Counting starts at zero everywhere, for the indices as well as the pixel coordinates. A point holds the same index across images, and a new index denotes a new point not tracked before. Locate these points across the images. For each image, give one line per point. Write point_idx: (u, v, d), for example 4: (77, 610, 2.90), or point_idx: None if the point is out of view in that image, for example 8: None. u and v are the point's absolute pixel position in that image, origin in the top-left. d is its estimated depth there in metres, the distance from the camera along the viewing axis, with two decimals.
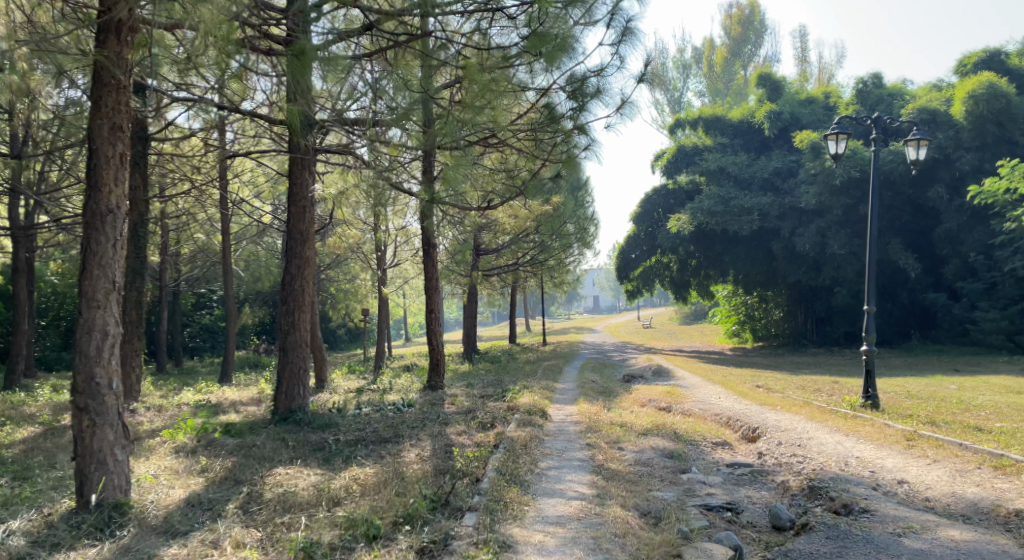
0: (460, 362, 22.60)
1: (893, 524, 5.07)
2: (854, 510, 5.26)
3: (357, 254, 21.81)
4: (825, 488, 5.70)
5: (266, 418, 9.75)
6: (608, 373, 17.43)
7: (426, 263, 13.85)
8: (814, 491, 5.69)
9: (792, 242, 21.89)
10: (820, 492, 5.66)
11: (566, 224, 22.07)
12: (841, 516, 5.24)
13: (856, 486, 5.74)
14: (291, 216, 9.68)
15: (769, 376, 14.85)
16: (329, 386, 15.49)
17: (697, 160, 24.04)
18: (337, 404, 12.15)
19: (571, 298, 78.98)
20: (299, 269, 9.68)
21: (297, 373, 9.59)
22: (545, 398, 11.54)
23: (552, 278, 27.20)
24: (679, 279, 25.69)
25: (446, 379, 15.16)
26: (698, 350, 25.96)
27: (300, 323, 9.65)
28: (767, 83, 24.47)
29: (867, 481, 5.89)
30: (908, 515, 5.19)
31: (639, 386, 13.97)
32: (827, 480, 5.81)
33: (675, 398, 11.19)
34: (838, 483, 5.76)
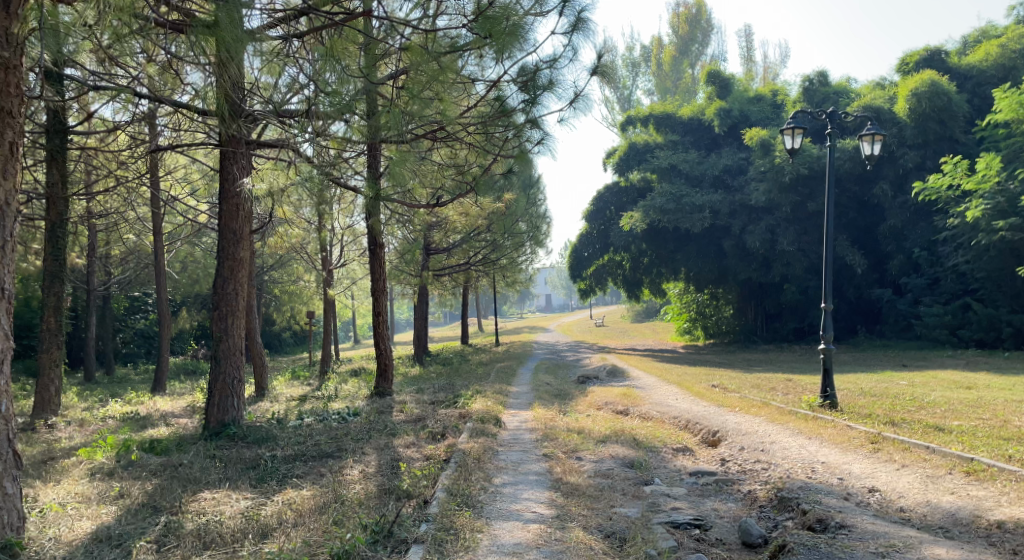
0: (410, 365, 22.07)
1: (873, 540, 4.77)
2: (831, 527, 4.94)
3: (302, 255, 21.10)
4: (797, 500, 5.41)
5: (198, 433, 9.13)
6: (562, 375, 17.09)
7: (373, 264, 13.29)
8: (785, 504, 5.41)
9: (743, 239, 21.88)
10: (792, 506, 5.38)
11: (517, 223, 21.70)
12: (818, 535, 4.91)
13: (826, 497, 5.46)
14: (223, 215, 9.13)
15: (724, 374, 14.70)
16: (271, 394, 14.84)
17: (648, 158, 23.89)
18: (278, 415, 11.55)
19: (523, 297, 78.82)
20: (232, 271, 9.11)
21: (232, 384, 9.03)
22: (497, 403, 11.13)
23: (504, 277, 26.82)
24: (631, 277, 25.57)
25: (395, 384, 14.63)
26: (650, 348, 25.85)
27: (234, 329, 9.10)
28: (716, 80, 24.43)
29: (838, 490, 5.61)
30: (888, 531, 4.89)
31: (594, 388, 13.64)
32: (798, 491, 5.53)
33: (631, 401, 10.87)
34: (807, 494, 5.48)
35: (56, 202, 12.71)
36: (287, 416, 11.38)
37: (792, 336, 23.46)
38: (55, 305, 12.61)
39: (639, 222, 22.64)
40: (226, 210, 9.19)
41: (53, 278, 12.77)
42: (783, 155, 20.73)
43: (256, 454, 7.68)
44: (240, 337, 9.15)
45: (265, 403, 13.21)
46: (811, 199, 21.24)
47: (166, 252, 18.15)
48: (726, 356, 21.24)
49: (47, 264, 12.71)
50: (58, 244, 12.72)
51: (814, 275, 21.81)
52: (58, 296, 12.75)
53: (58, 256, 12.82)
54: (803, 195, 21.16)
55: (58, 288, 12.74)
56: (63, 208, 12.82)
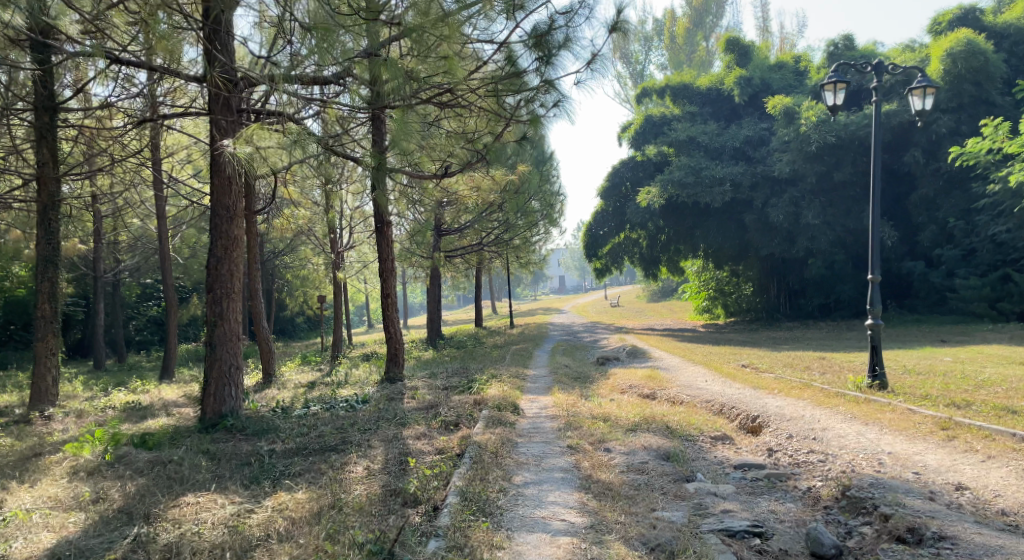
0: (423, 349, 21.43)
1: (988, 557, 4.36)
2: (930, 542, 4.52)
3: (310, 238, 20.47)
4: (873, 500, 4.99)
5: (193, 426, 8.45)
6: (580, 356, 16.39)
7: (379, 244, 12.58)
8: (858, 505, 5.01)
9: (766, 213, 21.04)
10: (867, 507, 4.98)
11: (530, 201, 20.94)
12: (914, 552, 4.50)
13: (909, 497, 4.97)
14: (215, 191, 8.43)
15: (752, 353, 13.95)
16: (279, 382, 14.24)
17: (666, 131, 22.99)
18: (283, 403, 10.92)
19: (536, 279, 78.06)
20: (226, 251, 8.40)
21: (229, 371, 8.34)
22: (515, 388, 10.43)
23: (518, 257, 26.07)
24: (649, 256, 24.77)
25: (407, 370, 13.96)
26: (669, 327, 25.06)
27: (231, 313, 8.41)
28: (735, 48, 23.42)
29: (917, 489, 5.10)
30: (998, 544, 4.44)
31: (616, 370, 12.92)
32: (872, 490, 5.10)
33: (657, 384, 10.14)
34: (886, 493, 5.02)
35: (47, 182, 12.07)
36: (292, 405, 10.74)
37: (818, 312, 22.59)
38: (49, 291, 11.99)
39: (657, 197, 21.82)
40: (218, 185, 8.49)
41: (46, 263, 12.13)
42: (808, 122, 19.71)
43: (251, 448, 7.00)
44: (237, 321, 8.46)
45: (270, 391, 12.59)
46: (838, 168, 20.20)
47: (169, 237, 17.59)
48: (750, 335, 20.45)
49: (39, 247, 12.07)
50: (50, 227, 12.07)
51: (840, 248, 20.92)
52: (52, 282, 12.13)
53: (51, 240, 12.19)
54: (829, 164, 20.16)
55: (50, 273, 12.10)
56: (55, 188, 12.18)
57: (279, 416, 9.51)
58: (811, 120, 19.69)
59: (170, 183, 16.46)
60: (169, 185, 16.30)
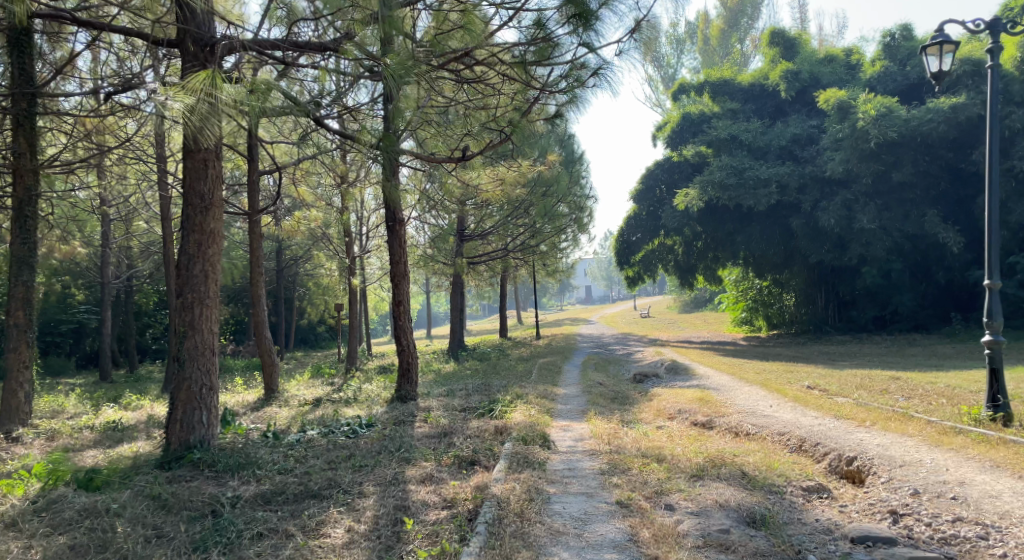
0: (444, 361, 19.99)
1: None
2: None
3: (323, 242, 19.11)
4: None
5: (155, 459, 6.97)
6: (616, 372, 14.82)
7: (391, 244, 11.16)
8: None
9: (815, 218, 19.35)
10: None
11: (557, 204, 19.43)
12: None
13: None
14: (187, 175, 7.02)
15: (812, 370, 12.32)
16: (281, 398, 12.87)
17: (705, 129, 21.43)
18: (276, 426, 9.52)
19: (562, 288, 76.39)
20: (200, 246, 6.98)
21: (199, 393, 6.86)
22: (543, 412, 8.94)
23: (544, 265, 24.56)
24: (685, 263, 23.17)
25: (422, 387, 12.49)
26: (707, 340, 23.40)
27: (204, 322, 6.97)
28: (780, 41, 21.75)
29: None
30: None
31: (659, 390, 11.35)
32: None
33: (712, 409, 8.59)
34: None
35: (23, 175, 10.73)
36: (288, 428, 9.37)
37: (872, 325, 20.81)
38: (23, 296, 10.73)
39: (695, 200, 20.23)
40: (191, 169, 7.09)
41: (20, 264, 10.85)
42: (866, 116, 17.83)
43: (213, 492, 5.61)
44: (212, 333, 7.02)
45: (269, 409, 11.20)
46: (897, 168, 18.51)
47: (174, 243, 16.36)
48: (798, 349, 18.81)
49: (14, 248, 10.80)
50: (25, 224, 10.75)
51: (897, 256, 19.20)
52: (27, 286, 10.86)
53: (27, 239, 10.90)
54: (888, 164, 18.46)
55: (27, 277, 10.84)
56: (32, 182, 10.84)
57: (266, 445, 8.11)
58: (869, 113, 17.82)
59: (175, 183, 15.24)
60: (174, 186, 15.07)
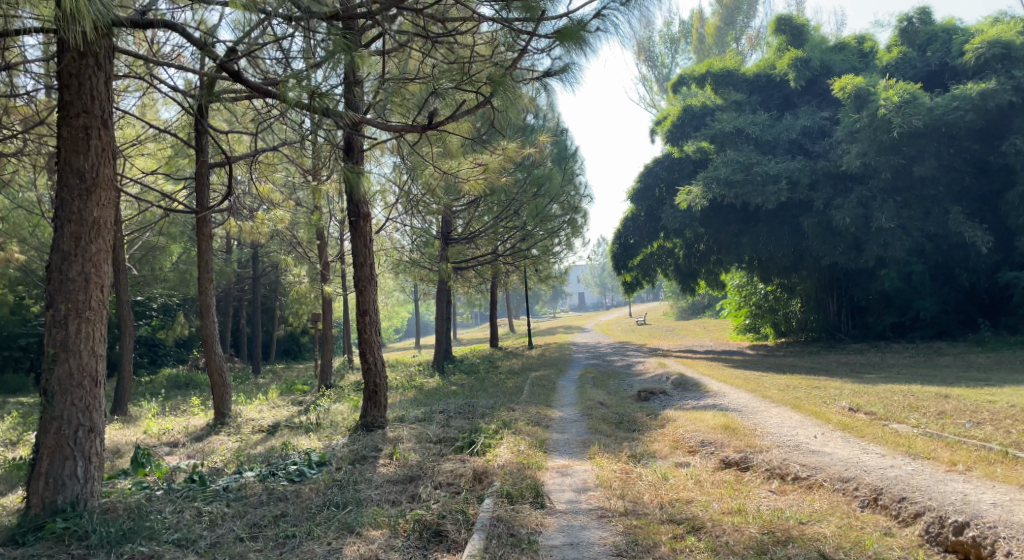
0: (429, 375, 18.27)
1: None
2: None
3: (293, 246, 17.38)
4: None
5: (13, 520, 5.68)
6: (616, 389, 13.19)
7: (354, 245, 9.53)
8: None
9: (829, 216, 17.83)
10: None
11: (549, 205, 17.75)
12: None
13: None
14: (63, 147, 5.68)
15: (843, 387, 10.65)
16: (234, 424, 11.16)
17: (708, 122, 19.94)
18: (209, 466, 7.82)
19: (555, 295, 74.81)
20: (78, 242, 5.65)
21: (72, 437, 5.57)
22: (535, 448, 7.34)
23: (535, 271, 22.91)
24: (686, 268, 21.65)
25: (396, 409, 10.82)
26: (711, 349, 21.79)
27: (84, 342, 5.65)
28: (786, 27, 20.06)
29: None
30: None
31: (669, 413, 9.73)
32: None
33: (743, 441, 7.00)
34: None
35: None
36: (226, 467, 7.69)
37: (889, 333, 19.27)
38: None
39: (698, 198, 18.76)
40: (70, 141, 5.75)
41: None
42: (888, 103, 16.31)
43: None
44: (95, 356, 5.72)
45: (214, 442, 9.50)
46: (918, 162, 16.98)
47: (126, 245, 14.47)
48: (812, 359, 17.25)
49: None
50: None
51: (918, 258, 17.63)
52: None
53: None
54: (908, 157, 16.92)
55: None
56: None
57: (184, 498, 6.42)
58: (891, 100, 16.30)
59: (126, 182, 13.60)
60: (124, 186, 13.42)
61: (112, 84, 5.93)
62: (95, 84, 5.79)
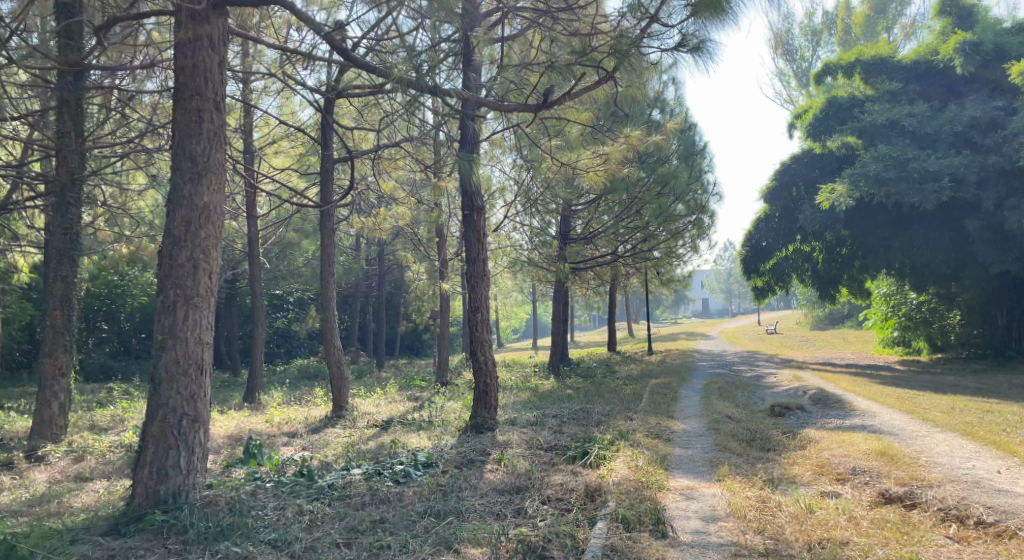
0: (545, 377, 17.76)
1: None
2: None
3: (414, 243, 17.36)
4: None
5: (118, 509, 5.55)
6: (746, 401, 12.26)
7: (468, 240, 9.18)
8: None
9: (1000, 219, 16.20)
10: None
11: (676, 203, 16.81)
12: None
13: None
14: (176, 127, 5.47)
15: (1021, 413, 10.30)
16: (349, 417, 11.07)
17: (857, 114, 18.49)
18: (318, 460, 7.46)
19: (677, 300, 72.89)
20: (188, 227, 5.42)
21: (176, 427, 5.35)
22: (657, 465, 6.68)
23: (659, 273, 21.97)
24: (825, 274, 20.10)
25: (512, 412, 10.40)
26: (853, 362, 20.19)
27: (191, 329, 5.44)
28: (952, 8, 18.29)
29: None
30: None
31: (812, 431, 8.84)
32: None
33: (908, 473, 6.23)
34: None
35: (67, 157, 9.05)
36: (334, 460, 7.46)
37: None
38: (62, 295, 9.00)
39: (842, 196, 17.41)
40: (183, 121, 5.53)
41: (63, 258, 9.11)
42: None
43: None
44: (201, 344, 5.48)
45: (329, 435, 9.37)
46: None
47: (259, 238, 14.78)
48: (976, 378, 15.57)
49: (54, 239, 9.04)
50: (67, 213, 9.05)
51: None
52: (68, 283, 9.12)
53: (70, 229, 9.15)
54: None
55: (70, 270, 9.11)
56: (78, 165, 9.15)
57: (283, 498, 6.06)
58: None
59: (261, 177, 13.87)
60: (258, 180, 13.67)
61: (224, 64, 5.68)
62: (209, 63, 5.54)
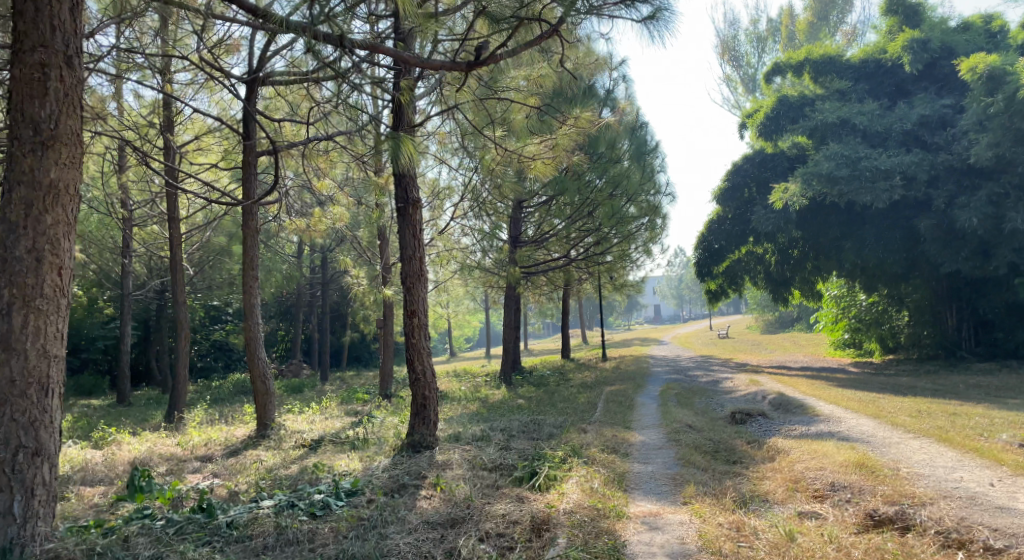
0: (495, 387, 16.85)
1: None
2: None
3: (356, 248, 16.32)
4: None
5: None
6: (705, 408, 11.56)
7: (400, 241, 8.28)
8: None
9: (951, 217, 15.89)
10: None
11: (629, 205, 16.14)
12: None
13: None
14: (17, 90, 5.23)
15: (991, 416, 9.80)
16: (275, 436, 9.98)
17: (808, 113, 18.11)
18: (222, 491, 6.47)
19: (629, 305, 72.81)
20: (27, 213, 5.20)
21: (13, 460, 5.08)
22: (614, 488, 5.86)
23: (611, 278, 21.27)
24: (778, 276, 19.70)
25: (456, 428, 9.45)
26: (808, 365, 19.75)
27: (32, 340, 5.18)
28: (898, 7, 17.89)
29: None
30: None
31: (780, 442, 8.12)
32: None
33: (893, 492, 5.50)
34: None
35: None
36: (248, 490, 6.47)
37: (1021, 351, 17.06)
38: None
39: (795, 196, 16.95)
40: (24, 84, 5.28)
41: None
42: None
43: None
44: (45, 357, 5.23)
45: (248, 458, 8.30)
46: None
47: (183, 244, 13.56)
48: (932, 379, 15.16)
49: None
50: None
51: None
52: None
53: None
54: None
55: None
56: None
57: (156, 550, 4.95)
58: None
59: (183, 176, 12.70)
60: (179, 180, 12.51)
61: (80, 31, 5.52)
62: (56, 12, 5.31)
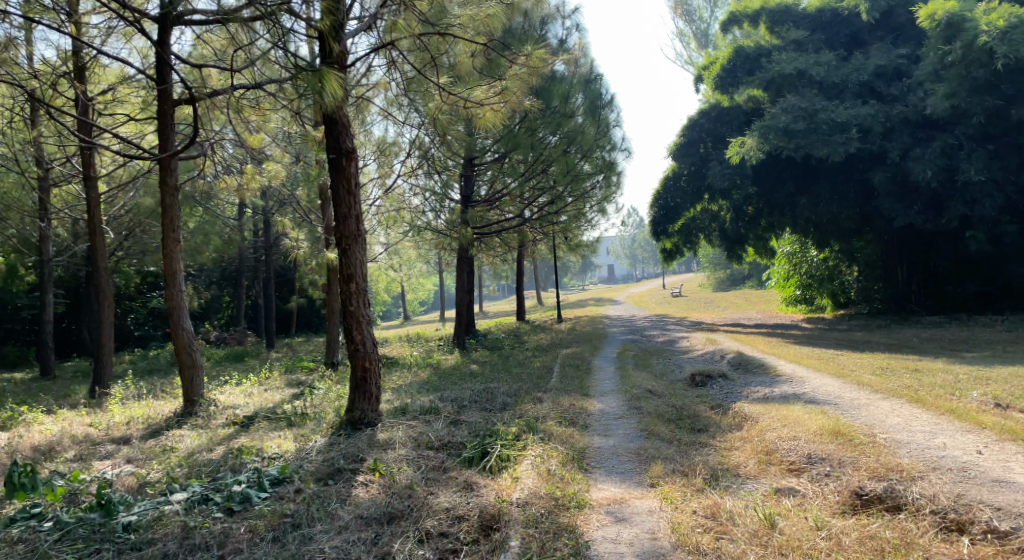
0: (448, 351, 16.20)
1: None
2: None
3: (296, 208, 15.33)
4: None
5: None
6: (664, 371, 11.08)
7: (333, 200, 7.48)
8: None
9: (905, 170, 15.55)
10: None
11: (584, 161, 15.43)
12: None
13: None
14: None
15: (955, 372, 9.53)
16: (204, 412, 9.14)
17: (764, 64, 17.59)
18: (132, 481, 5.69)
19: (583, 264, 72.71)
20: None
21: None
22: (575, 472, 5.24)
23: (565, 238, 20.64)
24: (732, 233, 19.32)
25: (403, 399, 8.75)
26: (762, 322, 19.52)
27: None
28: None
29: None
30: None
31: (746, 407, 7.61)
32: None
33: (874, 467, 5.00)
34: None
35: None
36: (160, 480, 5.68)
37: (972, 303, 17.00)
38: None
39: (752, 150, 16.39)
40: None
41: None
42: (992, 29, 14.00)
43: None
44: None
45: (171, 439, 7.48)
46: (1017, 103, 14.66)
47: (103, 206, 12.43)
48: (886, 334, 14.97)
49: None
50: None
51: (1008, 215, 15.28)
52: None
53: None
54: (1006, 97, 14.71)
55: None
56: None
57: None
58: (995, 26, 13.99)
59: (99, 132, 11.55)
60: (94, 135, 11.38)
61: None
62: None
